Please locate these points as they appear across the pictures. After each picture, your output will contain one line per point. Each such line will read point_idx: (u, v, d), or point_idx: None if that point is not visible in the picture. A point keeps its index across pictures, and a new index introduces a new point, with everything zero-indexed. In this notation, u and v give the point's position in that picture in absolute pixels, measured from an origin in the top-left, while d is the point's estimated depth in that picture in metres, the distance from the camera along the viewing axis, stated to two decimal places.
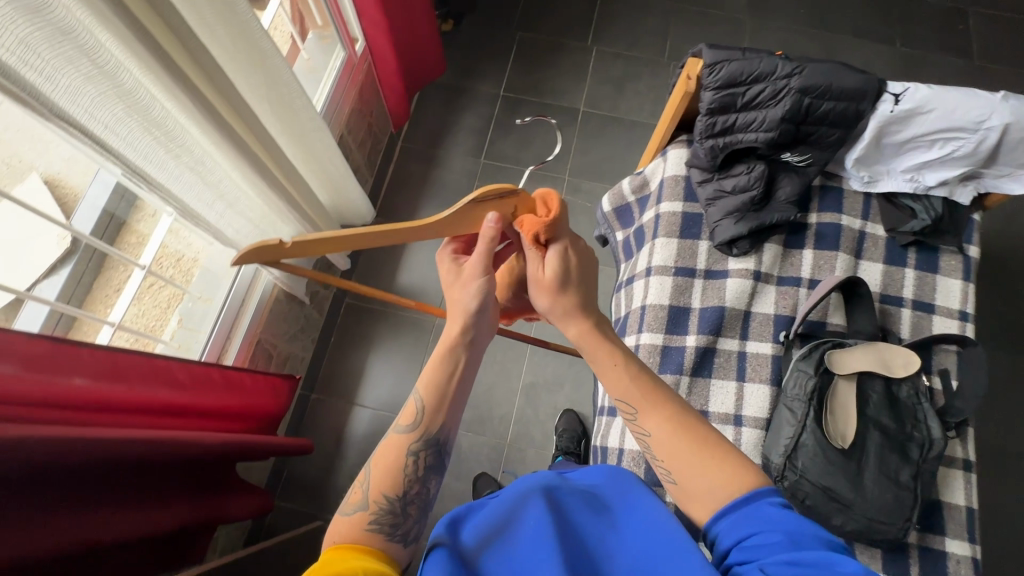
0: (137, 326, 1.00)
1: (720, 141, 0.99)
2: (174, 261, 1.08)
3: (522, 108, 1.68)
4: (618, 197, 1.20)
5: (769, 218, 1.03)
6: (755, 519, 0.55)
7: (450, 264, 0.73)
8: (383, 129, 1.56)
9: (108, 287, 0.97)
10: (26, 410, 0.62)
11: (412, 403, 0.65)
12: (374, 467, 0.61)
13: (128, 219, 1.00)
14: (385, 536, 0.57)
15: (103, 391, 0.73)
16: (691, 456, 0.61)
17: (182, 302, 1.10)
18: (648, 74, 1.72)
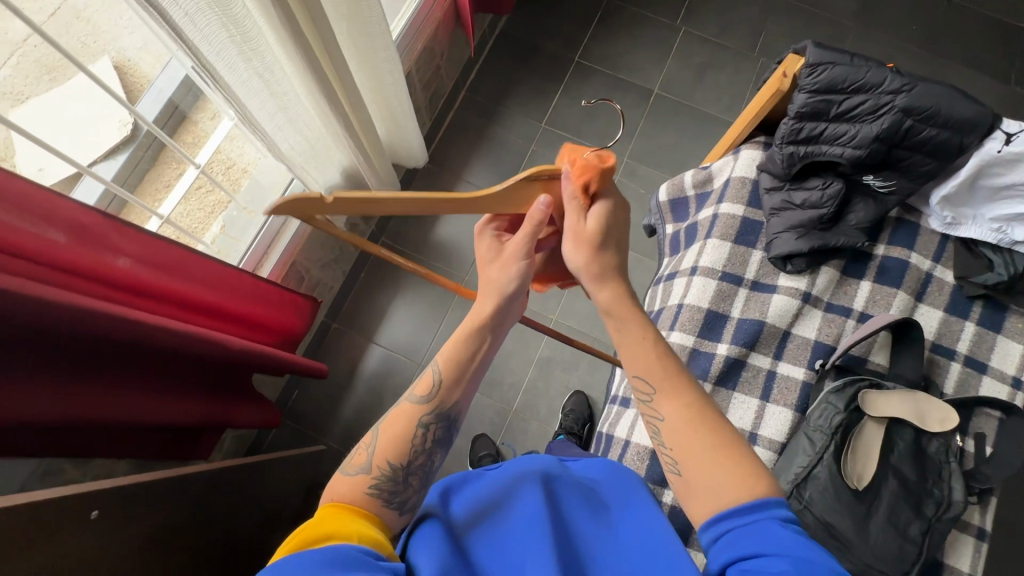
0: (181, 225, 1.01)
1: (802, 150, 0.93)
2: (225, 167, 1.07)
3: (595, 79, 1.62)
4: (677, 189, 1.15)
5: (833, 240, 0.97)
6: (755, 536, 0.53)
7: (491, 240, 0.69)
8: (450, 74, 1.52)
9: (161, 180, 0.98)
10: (70, 278, 0.64)
11: (428, 375, 0.64)
12: (383, 432, 0.62)
13: (190, 114, 1.00)
14: (384, 502, 0.57)
15: (145, 277, 0.74)
16: (704, 449, 0.59)
17: (226, 210, 1.09)
18: (733, 66, 1.62)
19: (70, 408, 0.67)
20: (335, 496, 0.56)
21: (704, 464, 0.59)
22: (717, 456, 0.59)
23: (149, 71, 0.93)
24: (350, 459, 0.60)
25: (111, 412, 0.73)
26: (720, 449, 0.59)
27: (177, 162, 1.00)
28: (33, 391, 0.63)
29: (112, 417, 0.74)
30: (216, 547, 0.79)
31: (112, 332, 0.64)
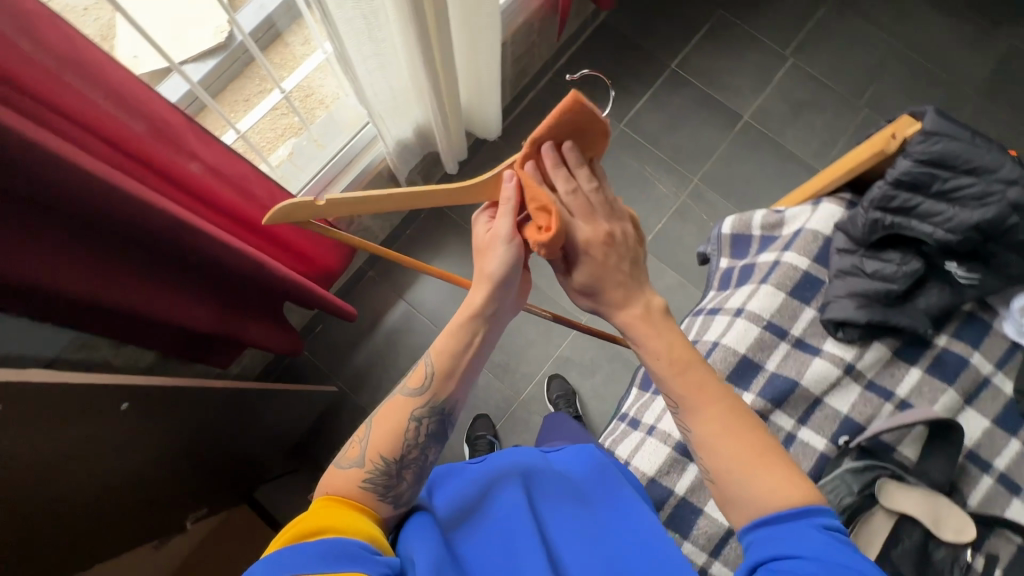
0: (253, 141, 1.03)
1: (891, 218, 0.87)
2: (306, 95, 1.06)
3: (686, 91, 1.56)
4: (743, 225, 1.10)
5: (896, 319, 0.91)
6: (790, 537, 0.51)
7: (484, 228, 0.66)
8: (541, 53, 1.49)
9: (242, 93, 0.98)
10: (132, 163, 0.64)
11: (419, 366, 0.63)
12: (375, 426, 0.61)
13: (285, 33, 0.97)
14: (378, 495, 0.58)
15: (208, 186, 0.75)
16: (741, 455, 0.57)
17: (297, 136, 1.10)
18: (833, 110, 1.54)
19: (104, 290, 0.69)
20: (329, 490, 0.57)
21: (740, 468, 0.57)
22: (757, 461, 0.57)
23: None
24: (342, 456, 0.60)
25: (142, 307, 0.75)
26: (756, 456, 0.57)
27: (262, 79, 0.99)
28: (77, 267, 0.65)
29: (141, 311, 0.75)
30: (219, 460, 0.81)
31: (153, 224, 0.65)
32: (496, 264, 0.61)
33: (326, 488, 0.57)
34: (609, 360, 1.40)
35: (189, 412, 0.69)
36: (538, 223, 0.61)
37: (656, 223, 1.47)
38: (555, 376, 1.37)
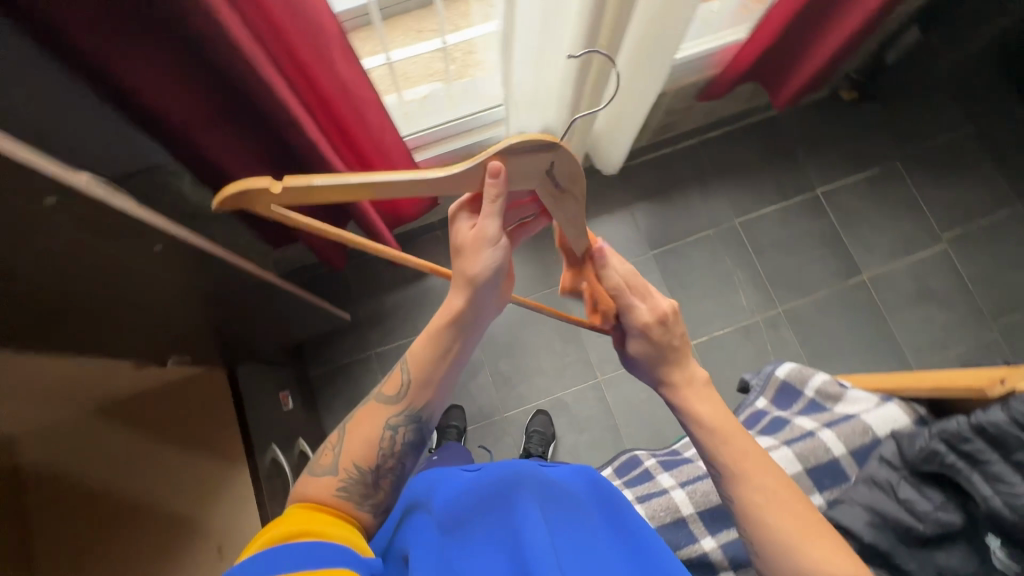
0: (396, 73, 1.06)
1: (955, 461, 0.77)
2: (465, 54, 1.08)
3: (817, 221, 1.46)
4: (800, 378, 1.04)
5: (901, 560, 0.82)
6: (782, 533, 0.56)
7: (463, 236, 0.57)
8: (697, 118, 1.45)
9: (410, 29, 1.00)
10: (268, 40, 0.65)
11: (394, 376, 0.65)
12: (351, 434, 0.63)
13: None
14: (355, 502, 0.60)
15: (327, 98, 0.77)
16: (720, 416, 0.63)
17: (437, 87, 1.12)
18: (960, 315, 1.39)
19: (194, 130, 0.72)
20: (305, 496, 0.59)
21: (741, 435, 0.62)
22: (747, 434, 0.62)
23: None
24: (318, 464, 0.62)
25: (212, 157, 0.79)
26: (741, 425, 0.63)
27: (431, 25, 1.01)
28: (180, 103, 0.68)
29: (211, 160, 0.79)
30: (217, 323, 0.85)
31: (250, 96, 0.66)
32: (484, 269, 0.57)
33: (306, 494, 0.59)
34: (602, 428, 1.36)
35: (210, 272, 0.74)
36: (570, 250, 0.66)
37: (717, 328, 1.40)
38: (538, 412, 1.34)
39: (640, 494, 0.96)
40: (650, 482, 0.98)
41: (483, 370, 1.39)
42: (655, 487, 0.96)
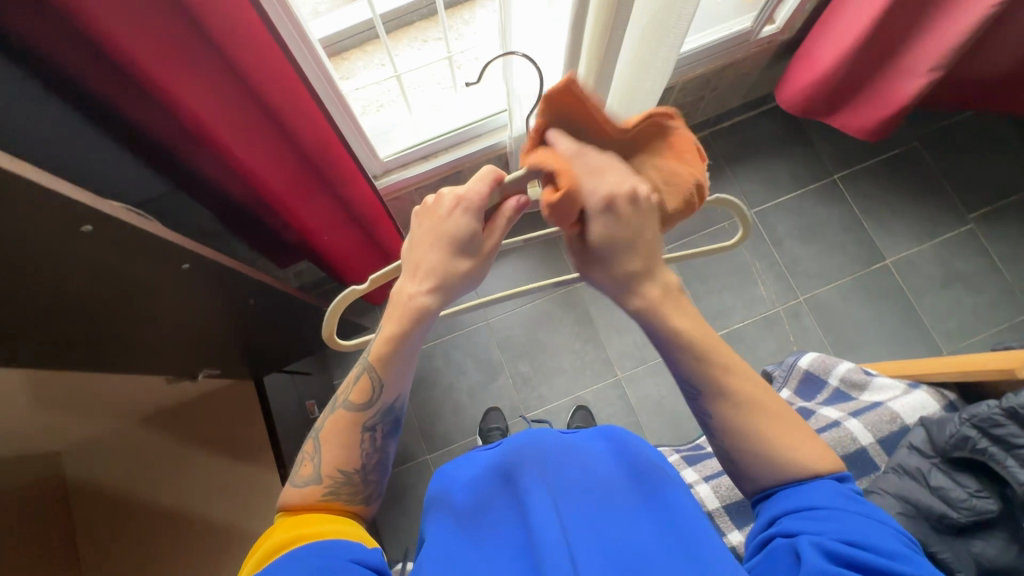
0: (368, 90, 1.08)
1: (983, 444, 0.77)
2: (439, 74, 1.10)
3: (838, 208, 1.46)
4: (823, 368, 1.01)
5: (938, 550, 0.80)
6: (809, 496, 0.50)
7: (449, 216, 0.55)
8: (705, 112, 1.43)
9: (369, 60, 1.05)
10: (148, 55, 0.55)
11: (320, 439, 0.62)
12: (326, 445, 0.62)
13: (420, 20, 1.04)
14: (346, 499, 0.61)
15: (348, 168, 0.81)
16: (775, 432, 0.53)
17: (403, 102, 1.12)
18: (992, 295, 1.38)
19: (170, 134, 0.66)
20: (301, 501, 0.58)
21: (778, 452, 0.53)
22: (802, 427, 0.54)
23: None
24: (297, 470, 0.61)
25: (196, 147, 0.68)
26: (790, 420, 0.54)
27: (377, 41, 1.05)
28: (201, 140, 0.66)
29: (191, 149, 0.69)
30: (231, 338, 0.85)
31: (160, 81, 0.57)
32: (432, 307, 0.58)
33: (289, 499, 0.59)
34: (624, 424, 1.35)
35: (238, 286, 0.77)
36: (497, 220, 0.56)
37: (725, 325, 1.39)
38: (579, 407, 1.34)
39: None
40: None
41: (504, 373, 1.38)
42: None
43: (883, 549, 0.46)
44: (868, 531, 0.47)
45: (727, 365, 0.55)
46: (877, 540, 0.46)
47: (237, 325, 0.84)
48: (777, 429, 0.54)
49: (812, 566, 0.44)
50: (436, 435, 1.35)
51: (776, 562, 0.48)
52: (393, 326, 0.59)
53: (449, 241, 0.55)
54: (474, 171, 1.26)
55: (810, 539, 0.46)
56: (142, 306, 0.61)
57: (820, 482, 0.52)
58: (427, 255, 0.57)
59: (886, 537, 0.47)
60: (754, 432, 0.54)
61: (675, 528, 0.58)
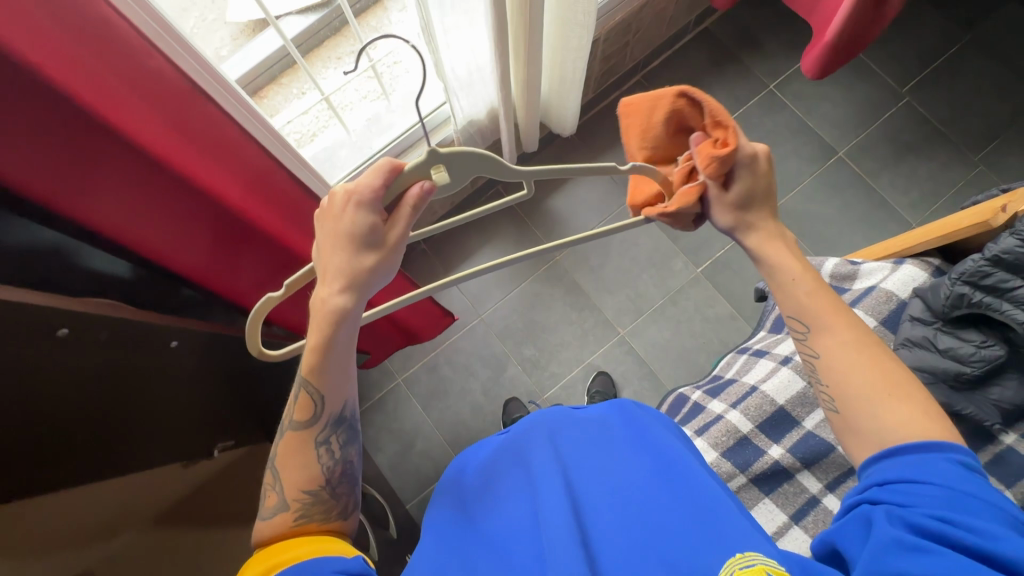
0: (298, 124, 1.07)
1: (978, 296, 0.80)
2: (365, 86, 1.09)
3: (782, 115, 1.48)
4: (811, 269, 1.03)
5: (960, 406, 0.85)
6: (917, 469, 0.49)
7: (343, 213, 0.54)
8: (633, 56, 1.43)
9: (287, 93, 1.06)
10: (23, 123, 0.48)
11: (278, 468, 0.62)
12: (283, 466, 0.61)
13: (328, 39, 1.05)
14: (322, 517, 0.60)
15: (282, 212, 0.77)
16: (869, 386, 0.55)
17: (335, 128, 1.10)
18: (944, 159, 1.43)
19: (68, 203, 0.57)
20: (272, 531, 0.58)
21: (867, 411, 0.54)
22: (901, 396, 0.54)
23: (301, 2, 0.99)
24: (266, 499, 0.60)
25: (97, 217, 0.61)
26: (886, 386, 0.54)
27: (295, 77, 1.06)
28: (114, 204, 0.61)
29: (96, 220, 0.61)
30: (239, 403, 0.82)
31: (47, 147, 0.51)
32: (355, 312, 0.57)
33: (264, 529, 0.59)
34: (640, 377, 1.36)
35: (227, 349, 0.74)
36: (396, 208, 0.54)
37: (708, 256, 1.41)
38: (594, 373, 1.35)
39: (699, 426, 0.99)
40: (703, 413, 1.01)
41: (512, 362, 1.38)
42: (709, 416, 0.99)
43: (976, 526, 0.46)
44: (966, 508, 0.47)
45: (828, 321, 0.58)
46: (970, 516, 0.46)
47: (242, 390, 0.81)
48: (872, 383, 0.55)
49: (883, 534, 0.47)
50: (463, 441, 1.34)
51: (854, 526, 0.52)
52: (318, 333, 0.58)
53: (346, 239, 0.54)
54: None
55: (887, 511, 0.49)
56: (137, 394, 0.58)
57: (933, 458, 0.50)
58: (333, 259, 0.55)
59: (982, 515, 0.46)
60: (854, 384, 0.55)
61: (682, 506, 0.59)
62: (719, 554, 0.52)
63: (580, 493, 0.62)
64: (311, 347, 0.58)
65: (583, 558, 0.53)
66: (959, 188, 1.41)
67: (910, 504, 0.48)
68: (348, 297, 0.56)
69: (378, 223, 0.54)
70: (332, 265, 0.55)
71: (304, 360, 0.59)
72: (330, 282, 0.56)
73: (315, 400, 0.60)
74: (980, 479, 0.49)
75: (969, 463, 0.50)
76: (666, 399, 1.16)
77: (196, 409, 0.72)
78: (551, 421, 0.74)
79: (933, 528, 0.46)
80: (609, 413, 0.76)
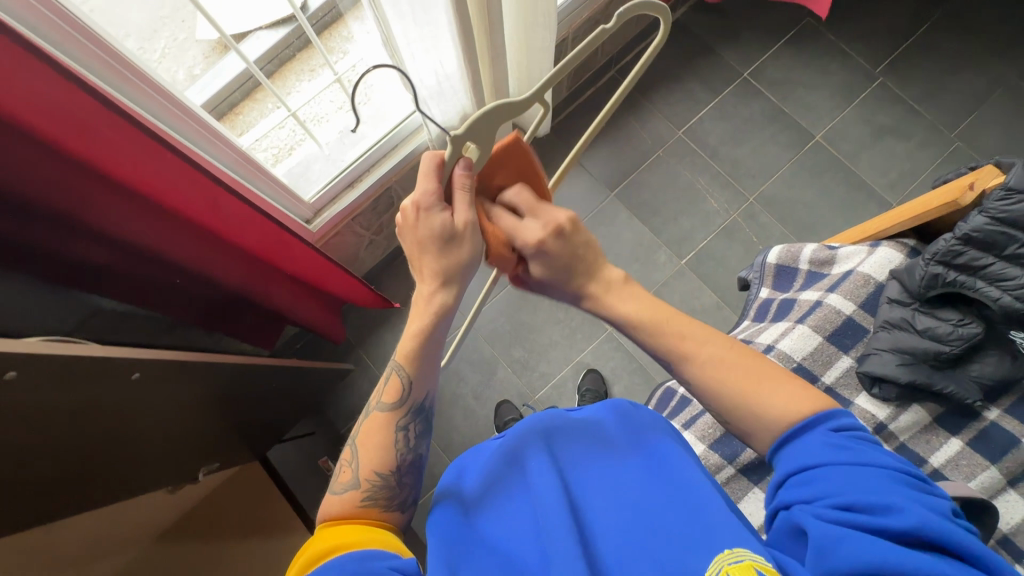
0: (269, 143, 1.07)
1: (952, 275, 0.80)
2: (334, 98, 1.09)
3: (758, 103, 1.48)
4: (790, 257, 1.04)
5: (941, 384, 0.85)
6: (802, 456, 0.53)
7: (421, 216, 0.59)
8: (605, 52, 1.43)
9: (256, 113, 1.06)
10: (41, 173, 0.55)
11: (353, 447, 0.61)
12: (363, 445, 0.61)
13: (294, 56, 1.06)
14: (384, 507, 0.58)
15: (275, 250, 0.86)
16: (742, 379, 0.57)
17: (307, 143, 1.10)
18: (920, 138, 1.43)
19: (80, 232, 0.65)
20: (337, 514, 0.56)
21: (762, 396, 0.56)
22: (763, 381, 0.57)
23: (262, 21, 0.99)
24: (337, 478, 0.59)
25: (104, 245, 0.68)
26: (755, 372, 0.57)
27: (263, 95, 1.06)
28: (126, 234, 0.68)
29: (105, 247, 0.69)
30: (223, 424, 0.82)
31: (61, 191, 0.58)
32: (445, 301, 0.62)
33: (329, 510, 0.57)
34: (630, 372, 1.37)
35: (216, 373, 0.72)
36: (461, 200, 0.60)
37: (691, 248, 1.42)
38: (584, 372, 1.35)
39: (686, 420, 1.00)
40: (690, 406, 1.01)
41: (501, 365, 1.38)
42: (695, 409, 1.00)
43: (877, 501, 0.49)
44: (865, 486, 0.50)
45: (682, 333, 0.60)
46: (873, 495, 0.49)
47: (226, 413, 0.81)
48: (740, 378, 0.57)
49: (815, 537, 0.49)
50: (457, 447, 1.34)
51: (786, 532, 0.54)
52: (418, 320, 0.62)
53: (433, 233, 0.59)
54: (403, 182, 1.24)
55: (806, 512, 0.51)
56: (115, 425, 0.58)
57: (809, 434, 0.54)
58: (425, 260, 0.61)
59: (879, 489, 0.49)
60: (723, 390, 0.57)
61: (682, 502, 0.59)
62: (704, 553, 0.53)
63: (579, 496, 0.62)
64: (402, 341, 0.63)
65: (582, 560, 0.54)
66: (936, 165, 1.41)
67: (818, 495, 0.51)
68: (441, 283, 0.61)
69: (450, 215, 0.60)
70: (425, 262, 0.61)
71: (398, 348, 0.63)
72: (426, 278, 0.62)
73: (400, 377, 0.62)
74: (863, 444, 0.53)
75: (851, 428, 0.54)
76: (654, 393, 1.17)
77: (178, 435, 0.72)
78: (551, 422, 0.71)
79: (843, 519, 0.49)
80: (605, 413, 0.72)
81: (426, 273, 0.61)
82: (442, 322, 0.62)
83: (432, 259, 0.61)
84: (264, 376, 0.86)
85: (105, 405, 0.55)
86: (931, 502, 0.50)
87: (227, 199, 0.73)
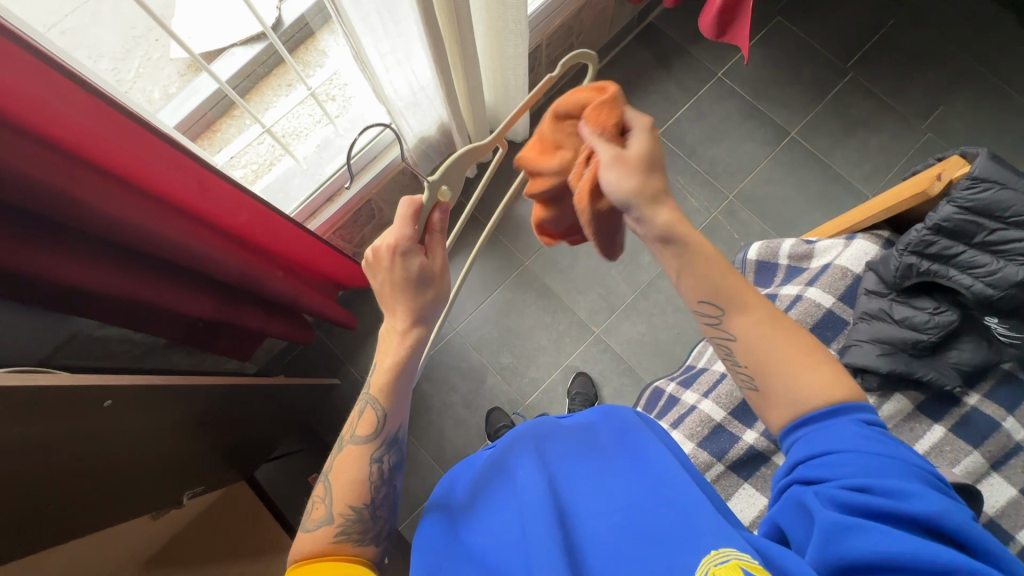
0: (247, 160, 1.07)
1: (925, 264, 0.82)
2: (310, 112, 1.08)
3: (732, 102, 1.51)
4: (770, 252, 1.05)
5: (920, 372, 0.86)
6: (834, 435, 0.52)
7: (401, 256, 0.59)
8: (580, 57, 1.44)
9: (232, 130, 1.06)
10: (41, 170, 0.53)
11: (324, 485, 0.61)
12: (335, 480, 0.60)
13: (268, 73, 1.05)
14: (356, 541, 0.57)
15: (265, 232, 0.85)
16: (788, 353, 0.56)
17: (285, 159, 1.09)
18: (892, 131, 1.46)
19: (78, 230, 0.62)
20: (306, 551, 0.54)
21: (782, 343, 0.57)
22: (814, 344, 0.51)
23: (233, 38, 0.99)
24: (309, 516, 0.58)
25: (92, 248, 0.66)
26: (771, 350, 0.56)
27: (238, 112, 1.06)
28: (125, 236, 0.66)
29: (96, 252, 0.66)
30: (208, 444, 0.81)
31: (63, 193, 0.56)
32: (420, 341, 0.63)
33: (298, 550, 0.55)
34: (619, 374, 1.37)
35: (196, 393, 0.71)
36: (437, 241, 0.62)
37: None
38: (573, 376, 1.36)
39: (674, 419, 1.00)
40: (678, 405, 1.02)
41: (490, 372, 1.38)
42: (683, 407, 1.00)
43: (898, 487, 0.50)
44: (886, 472, 0.51)
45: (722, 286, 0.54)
46: (888, 479, 0.50)
47: (210, 434, 0.80)
48: (765, 353, 0.57)
49: (823, 523, 0.50)
50: (449, 457, 1.33)
51: (793, 510, 0.54)
52: (392, 354, 0.63)
53: (411, 275, 0.60)
54: (383, 193, 1.24)
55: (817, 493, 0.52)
56: (92, 454, 0.57)
57: (838, 419, 0.53)
58: (399, 301, 0.61)
59: (900, 475, 0.51)
60: (755, 351, 0.57)
61: (669, 512, 0.58)
62: (693, 553, 0.52)
63: (567, 501, 0.62)
64: (374, 376, 0.63)
65: (568, 565, 0.54)
66: (908, 157, 1.44)
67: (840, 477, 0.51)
68: (414, 317, 0.62)
69: (431, 256, 0.61)
70: (398, 302, 0.61)
71: (371, 381, 0.63)
72: (399, 316, 0.62)
73: (370, 410, 0.62)
74: (891, 438, 0.54)
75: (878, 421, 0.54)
76: (643, 393, 1.17)
77: (161, 457, 0.71)
78: (540, 429, 0.71)
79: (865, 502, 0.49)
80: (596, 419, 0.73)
81: (399, 315, 0.61)
82: (412, 362, 0.63)
83: (406, 302, 0.61)
84: (246, 395, 0.85)
85: (78, 435, 0.54)
86: (944, 495, 0.51)
87: (210, 175, 0.71)
